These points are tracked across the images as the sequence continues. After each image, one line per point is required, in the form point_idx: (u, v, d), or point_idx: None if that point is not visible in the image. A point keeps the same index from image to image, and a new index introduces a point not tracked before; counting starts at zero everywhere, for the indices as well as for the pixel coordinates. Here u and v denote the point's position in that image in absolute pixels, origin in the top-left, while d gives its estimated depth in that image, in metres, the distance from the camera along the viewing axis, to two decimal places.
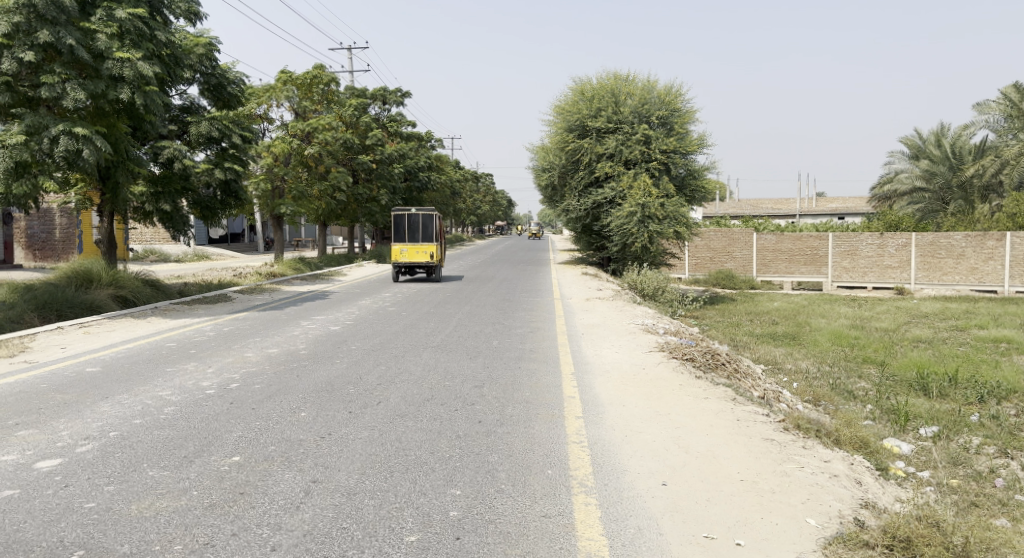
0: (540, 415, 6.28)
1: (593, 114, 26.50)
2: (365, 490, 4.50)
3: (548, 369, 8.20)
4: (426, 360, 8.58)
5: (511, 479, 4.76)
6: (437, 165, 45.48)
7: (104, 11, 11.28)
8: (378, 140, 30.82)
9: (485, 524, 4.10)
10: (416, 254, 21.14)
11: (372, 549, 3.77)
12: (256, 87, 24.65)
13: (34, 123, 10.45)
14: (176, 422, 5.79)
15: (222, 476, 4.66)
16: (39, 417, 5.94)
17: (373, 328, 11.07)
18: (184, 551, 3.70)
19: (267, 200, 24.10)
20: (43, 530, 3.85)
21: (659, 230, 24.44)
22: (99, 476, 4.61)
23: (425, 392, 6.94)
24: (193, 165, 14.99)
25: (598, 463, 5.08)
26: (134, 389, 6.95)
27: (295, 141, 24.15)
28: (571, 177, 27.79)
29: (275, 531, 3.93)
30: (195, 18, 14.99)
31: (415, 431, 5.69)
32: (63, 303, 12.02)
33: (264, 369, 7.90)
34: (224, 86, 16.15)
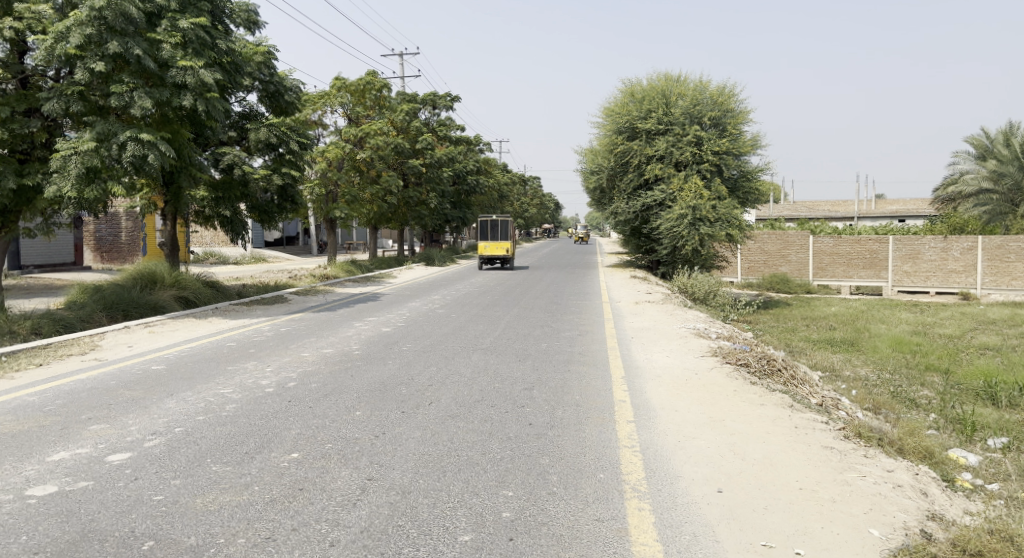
0: (591, 418, 6.26)
1: (642, 116, 26.26)
2: (419, 489, 4.57)
3: (598, 373, 8.17)
4: (476, 362, 8.65)
5: (563, 482, 4.75)
6: (485, 169, 45.77)
7: (169, 21, 11.77)
8: (428, 145, 31.19)
9: (538, 526, 4.11)
10: (497, 249, 30.06)
11: (427, 548, 3.82)
12: (311, 94, 25.26)
13: (103, 130, 10.98)
14: (237, 419, 5.98)
15: (282, 472, 4.79)
16: (110, 412, 6.21)
17: (424, 330, 11.23)
18: (247, 544, 3.82)
19: (322, 204, 24.66)
20: (116, 521, 4.02)
21: (710, 233, 24.00)
22: (167, 470, 4.80)
23: (476, 394, 6.99)
24: (252, 171, 15.47)
25: (651, 468, 5.04)
26: (197, 387, 7.21)
27: (348, 145, 24.63)
28: (620, 179, 27.63)
29: (333, 528, 4.02)
30: (254, 27, 15.47)
31: (466, 432, 5.74)
32: (130, 304, 12.54)
33: (319, 368, 8.10)
34: (281, 93, 16.58)
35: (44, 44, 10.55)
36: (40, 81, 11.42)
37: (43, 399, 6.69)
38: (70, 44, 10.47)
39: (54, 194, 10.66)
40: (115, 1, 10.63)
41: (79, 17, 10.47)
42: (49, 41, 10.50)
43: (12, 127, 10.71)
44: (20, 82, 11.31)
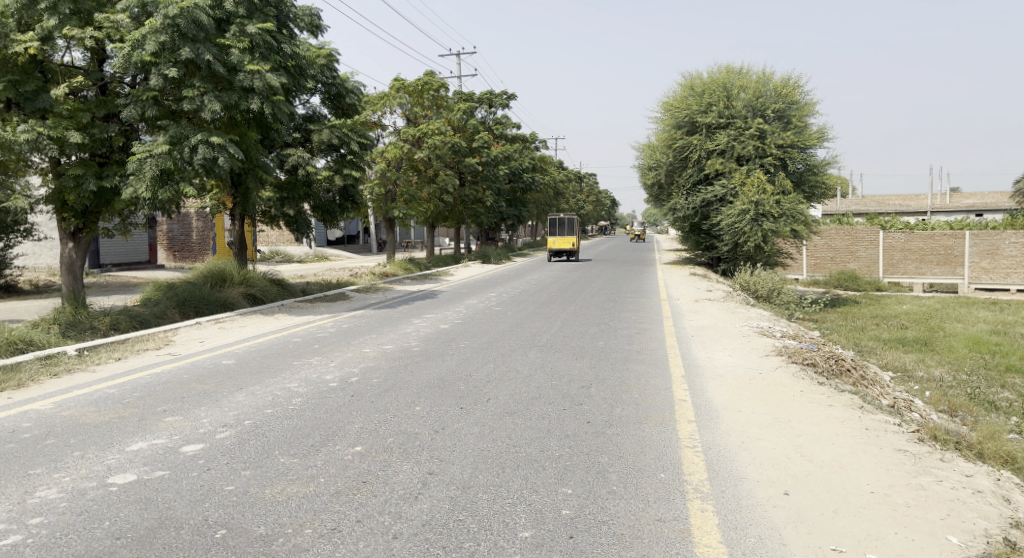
0: (650, 417, 6.18)
1: (702, 109, 25.73)
2: (479, 484, 4.60)
3: (657, 371, 8.07)
4: (533, 359, 8.65)
5: (623, 481, 4.71)
6: (541, 166, 45.79)
7: (237, 27, 12.21)
8: (485, 143, 31.35)
9: (598, 524, 4.09)
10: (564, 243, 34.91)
11: (487, 543, 3.85)
12: (370, 95, 25.70)
13: (176, 133, 11.47)
14: (304, 413, 6.16)
15: (347, 465, 4.91)
16: (185, 405, 6.47)
17: (481, 327, 11.30)
18: (314, 534, 3.93)
19: (381, 203, 25.10)
20: (190, 509, 4.19)
21: (774, 228, 23.46)
22: (237, 461, 4.98)
23: (534, 391, 6.99)
24: (315, 171, 15.88)
25: (713, 469, 4.94)
26: (266, 381, 7.44)
27: (406, 145, 24.96)
28: (679, 174, 27.20)
29: (396, 520, 4.09)
30: (317, 30, 15.88)
31: (524, 429, 5.75)
32: (202, 301, 13.05)
33: (380, 364, 8.25)
34: (343, 95, 16.95)
35: (121, 52, 10.95)
36: (118, 88, 11.85)
37: (123, 391, 7.04)
38: (145, 51, 10.90)
39: (131, 196, 11.05)
40: (187, 9, 11.06)
41: (153, 25, 10.90)
42: (126, 49, 10.93)
43: (92, 133, 11.14)
44: (100, 89, 11.77)
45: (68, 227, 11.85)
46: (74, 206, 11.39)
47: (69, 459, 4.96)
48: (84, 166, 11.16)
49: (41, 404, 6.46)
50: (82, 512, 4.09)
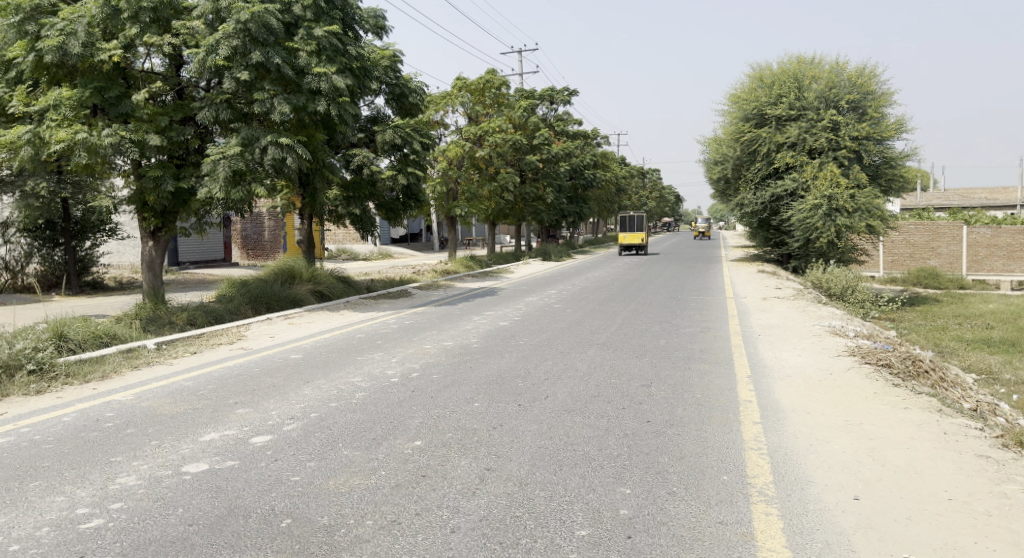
0: (713, 418, 6.03)
1: (772, 101, 24.96)
2: (536, 482, 4.59)
3: (721, 371, 7.88)
4: (592, 357, 8.59)
5: (684, 482, 4.61)
6: (602, 162, 45.43)
7: (305, 31, 12.58)
8: (546, 140, 31.24)
9: (658, 525, 4.02)
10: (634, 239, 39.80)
11: (544, 540, 3.84)
12: (433, 95, 26.00)
13: (247, 136, 11.91)
14: (366, 407, 6.30)
15: (407, 459, 4.99)
16: (255, 398, 6.71)
17: (540, 324, 11.28)
18: (375, 525, 4.01)
19: (443, 201, 25.40)
20: (258, 499, 4.33)
21: (848, 224, 22.56)
22: (302, 452, 5.13)
23: (592, 389, 6.93)
24: (380, 171, 16.21)
25: (780, 472, 4.78)
26: (331, 375, 7.66)
27: (468, 143, 25.15)
28: (747, 168, 26.50)
29: (454, 514, 4.13)
30: (381, 32, 16.19)
31: (583, 427, 5.71)
32: (272, 298, 13.50)
33: (441, 360, 8.35)
34: (406, 95, 17.21)
35: (197, 57, 11.41)
36: (194, 92, 12.37)
37: (198, 383, 7.35)
38: (219, 56, 11.32)
39: (206, 196, 11.53)
40: (257, 14, 11.44)
41: (226, 30, 11.30)
42: (201, 54, 11.38)
43: (170, 135, 11.66)
44: (177, 93, 12.31)
45: (149, 227, 12.47)
46: (154, 206, 11.97)
47: (148, 448, 5.21)
48: (163, 168, 11.70)
49: (122, 395, 6.80)
50: (160, 499, 4.29)
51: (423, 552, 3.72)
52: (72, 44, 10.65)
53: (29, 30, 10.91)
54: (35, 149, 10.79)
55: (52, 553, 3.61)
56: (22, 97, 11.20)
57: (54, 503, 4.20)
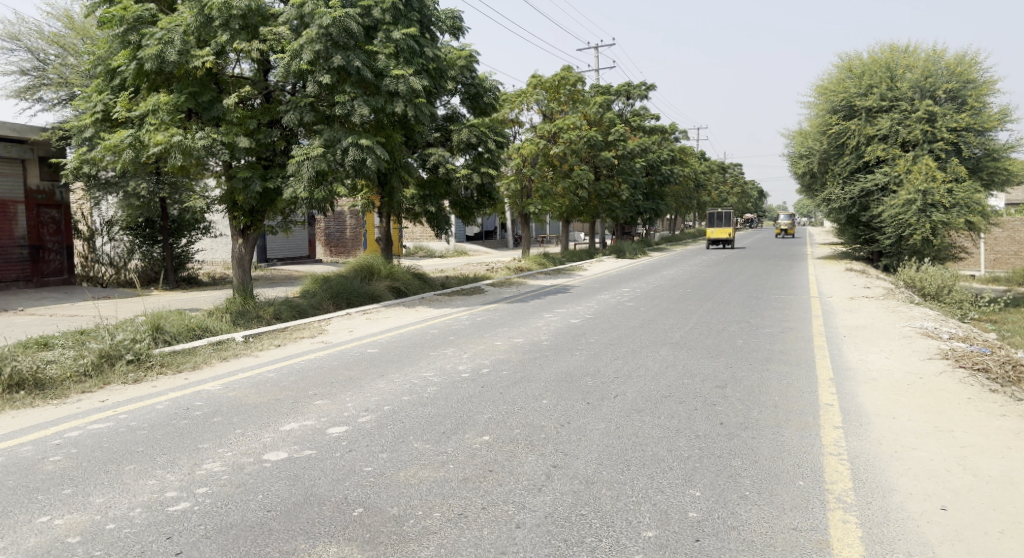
0: (790, 421, 5.82)
1: (862, 92, 23.77)
2: (603, 480, 4.57)
3: (800, 373, 7.59)
4: (664, 356, 8.45)
5: (757, 486, 4.47)
6: (680, 158, 44.54)
7: (383, 33, 12.90)
8: (621, 136, 30.84)
9: (728, 529, 3.92)
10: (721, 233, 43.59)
11: (609, 540, 3.82)
12: (508, 94, 26.11)
13: (329, 138, 12.35)
14: (438, 401, 6.43)
15: (475, 453, 5.06)
16: (333, 390, 6.96)
17: (612, 323, 11.19)
18: (442, 517, 4.09)
19: (517, 199, 25.52)
20: (333, 487, 4.51)
21: (945, 220, 21.29)
22: (375, 444, 5.29)
23: (663, 389, 6.83)
24: (454, 169, 16.47)
25: (861, 479, 4.57)
26: (404, 369, 7.86)
27: (542, 141, 25.19)
28: (834, 162, 25.36)
29: (520, 510, 4.16)
30: (458, 32, 16.43)
31: (652, 427, 5.64)
32: (352, 293, 13.94)
33: (511, 357, 8.42)
34: (481, 94, 17.38)
35: (283, 62, 11.88)
36: (280, 96, 12.91)
37: (280, 375, 7.70)
38: (302, 61, 11.75)
39: (291, 196, 12.04)
40: (338, 19, 11.80)
41: (309, 35, 11.71)
42: (286, 59, 11.84)
43: (258, 138, 12.24)
44: (265, 97, 12.87)
45: (239, 225, 13.11)
46: (243, 205, 12.58)
47: (233, 436, 5.50)
48: (251, 169, 12.28)
49: (211, 385, 7.19)
50: (241, 485, 4.53)
51: (488, 546, 3.76)
52: (169, 53, 11.30)
53: (131, 40, 11.67)
54: (136, 152, 11.52)
55: (143, 533, 3.87)
56: (124, 103, 11.97)
57: (146, 486, 4.49)
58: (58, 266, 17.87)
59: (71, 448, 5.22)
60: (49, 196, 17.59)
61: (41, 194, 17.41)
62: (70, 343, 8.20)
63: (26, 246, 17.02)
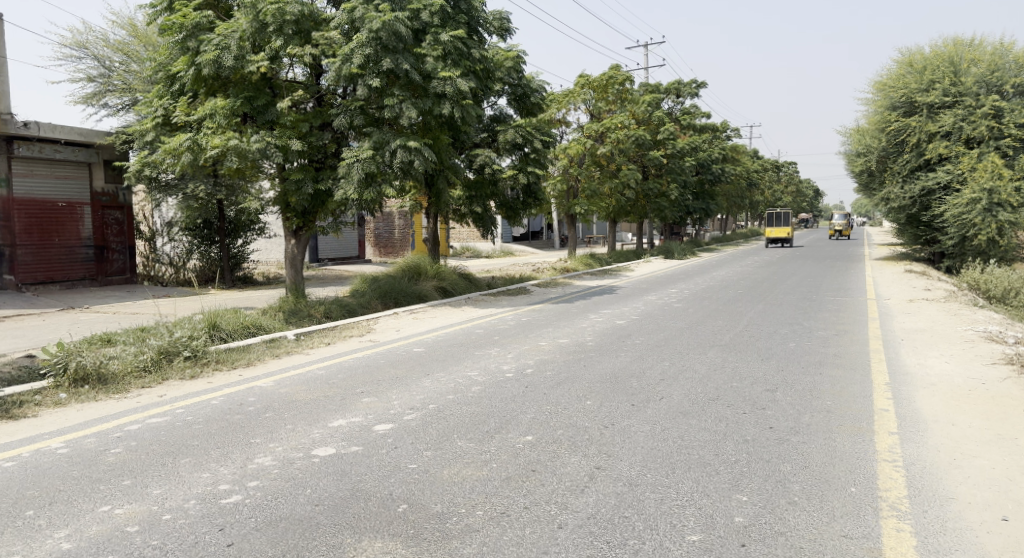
0: (843, 426, 5.66)
1: (924, 88, 22.88)
2: (647, 483, 4.53)
3: (855, 378, 7.37)
4: (712, 358, 8.32)
5: (807, 492, 4.36)
6: (732, 157, 43.76)
7: (431, 36, 13.02)
8: (670, 135, 30.48)
9: (775, 535, 3.84)
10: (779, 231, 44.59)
11: (652, 543, 3.78)
12: (556, 94, 26.07)
13: (379, 139, 12.53)
14: (482, 400, 6.47)
15: (517, 453, 5.08)
16: (379, 388, 7.07)
17: (659, 324, 11.07)
18: (485, 516, 4.11)
19: (563, 199, 25.44)
20: (379, 483, 4.58)
21: (1013, 221, 20.28)
22: (420, 442, 5.36)
23: (711, 392, 6.72)
24: (501, 170, 16.54)
25: (917, 486, 4.42)
26: (450, 368, 7.94)
27: (590, 141, 25.11)
28: (893, 160, 24.55)
29: (562, 510, 4.16)
30: (505, 34, 16.50)
31: (698, 430, 5.55)
32: (400, 292, 14.13)
33: (556, 357, 8.41)
34: (528, 95, 17.39)
35: (334, 66, 12.12)
36: (331, 99, 13.17)
37: (329, 372, 7.87)
38: (353, 64, 11.96)
39: (341, 197, 12.28)
40: (387, 23, 11.96)
41: (360, 39, 11.92)
42: (337, 63, 12.06)
43: (310, 140, 12.51)
44: (316, 100, 13.16)
45: (291, 226, 13.44)
46: (296, 207, 12.88)
47: (284, 431, 5.65)
48: (303, 171, 12.58)
49: (263, 382, 7.40)
50: (291, 479, 4.64)
51: (530, 546, 3.77)
52: (225, 58, 11.66)
53: (190, 46, 12.09)
54: (195, 155, 11.93)
55: (197, 524, 4.00)
56: (184, 107, 12.41)
57: (201, 478, 4.65)
58: (121, 265, 18.62)
59: (131, 441, 5.45)
60: (113, 198, 18.36)
61: (106, 196, 18.19)
62: (132, 340, 8.56)
63: (92, 246, 17.81)
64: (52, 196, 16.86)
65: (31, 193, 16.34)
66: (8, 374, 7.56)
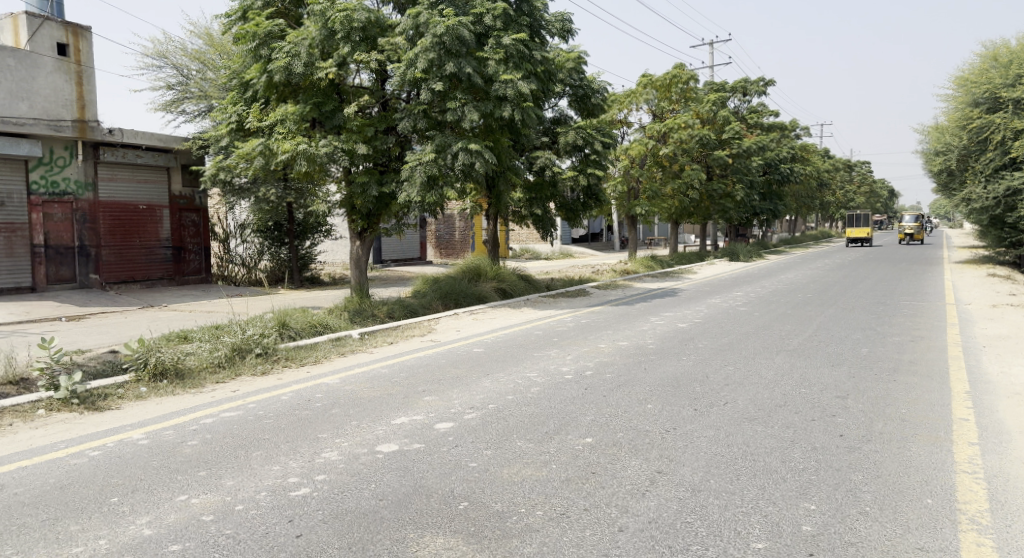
0: (919, 436, 5.42)
1: (1010, 83, 21.68)
2: (710, 489, 4.45)
3: (932, 386, 7.04)
4: (779, 364, 8.10)
5: (879, 503, 4.20)
6: (801, 156, 42.56)
7: (494, 39, 13.14)
8: (736, 134, 29.87)
9: (845, 546, 3.72)
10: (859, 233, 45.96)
11: (716, 549, 3.72)
12: (617, 94, 25.87)
13: (441, 142, 12.70)
14: (541, 401, 6.50)
15: (577, 455, 5.07)
16: (440, 387, 7.18)
17: (723, 327, 10.85)
18: (545, 516, 4.13)
19: (624, 201, 25.24)
20: (441, 480, 4.66)
21: None
22: (480, 441, 5.41)
23: (778, 398, 6.55)
24: (561, 172, 16.54)
25: (1000, 500, 4.20)
26: (509, 368, 8.00)
27: (652, 142, 24.86)
28: (976, 159, 23.35)
29: (623, 513, 4.13)
30: (567, 35, 16.49)
31: (764, 437, 5.42)
32: (460, 293, 14.30)
33: (616, 360, 8.36)
34: (589, 96, 17.30)
35: (399, 71, 12.35)
36: (396, 104, 13.43)
37: (392, 371, 8.04)
38: (417, 69, 12.14)
39: (405, 200, 12.51)
40: (451, 27, 12.13)
41: (424, 44, 12.09)
42: (402, 68, 12.28)
43: (376, 144, 12.79)
44: (381, 105, 13.47)
45: (356, 228, 13.77)
46: (361, 209, 13.19)
47: (349, 427, 5.81)
48: (368, 175, 12.89)
49: (330, 379, 7.62)
50: (356, 474, 4.77)
51: (590, 547, 3.76)
52: (296, 65, 12.08)
53: (263, 54, 12.51)
54: (266, 159, 12.37)
55: (268, 515, 4.16)
56: (256, 113, 12.87)
57: (271, 471, 4.83)
58: (197, 265, 19.45)
59: (206, 433, 5.70)
60: (190, 201, 19.22)
61: (183, 199, 19.05)
62: (207, 336, 8.95)
63: (170, 247, 18.69)
64: (133, 199, 17.76)
65: (114, 196, 17.26)
66: (94, 368, 8.02)
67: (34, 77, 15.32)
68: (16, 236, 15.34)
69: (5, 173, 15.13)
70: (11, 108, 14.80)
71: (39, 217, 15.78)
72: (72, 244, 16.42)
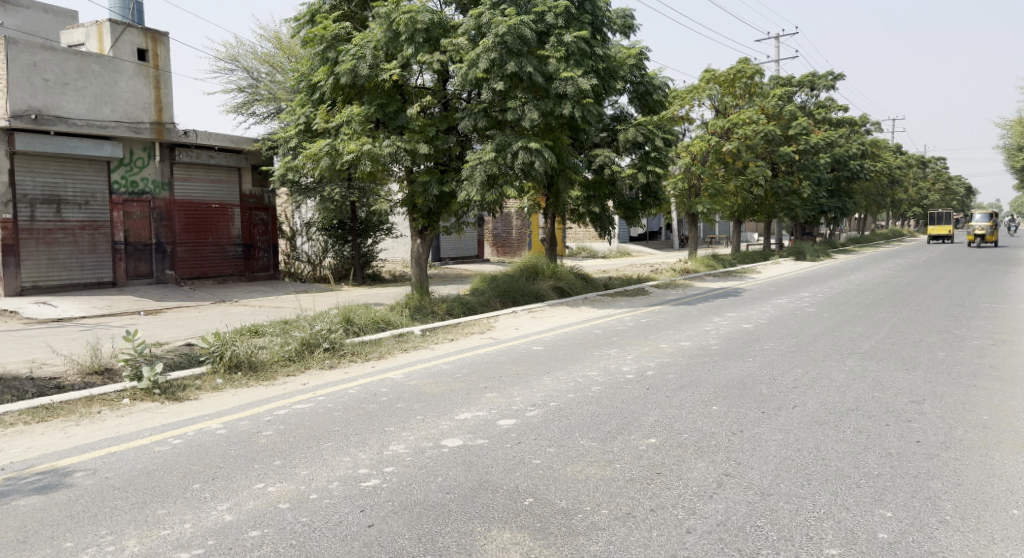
0: (1003, 444, 5.17)
1: None
2: (780, 493, 4.36)
3: (1017, 392, 6.70)
4: (849, 366, 7.85)
5: (961, 511, 4.05)
6: (872, 151, 40.96)
7: (555, 38, 13.13)
8: (802, 130, 29.01)
9: (925, 554, 3.60)
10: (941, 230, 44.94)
11: (789, 553, 3.66)
12: (679, 90, 25.43)
13: (501, 141, 12.76)
14: (602, 400, 6.48)
15: (641, 455, 5.05)
16: (501, 384, 7.24)
17: (790, 329, 10.56)
18: (610, 515, 4.13)
19: (685, 198, 24.89)
20: (506, 476, 4.71)
21: None
22: (543, 438, 5.44)
23: (850, 402, 6.35)
24: (620, 170, 16.39)
25: None
26: (570, 366, 8.02)
27: (714, 138, 24.36)
28: None
29: (690, 515, 4.10)
30: (629, 31, 16.36)
31: (835, 441, 5.27)
32: (519, 291, 14.36)
33: (678, 360, 8.26)
34: (650, 92, 17.10)
35: (461, 71, 12.46)
36: (457, 104, 13.57)
37: (454, 367, 8.15)
38: (478, 68, 12.21)
39: (464, 198, 12.61)
40: (512, 27, 12.21)
41: (486, 44, 12.15)
42: (464, 68, 12.37)
43: (437, 144, 12.95)
44: (443, 105, 13.63)
45: (417, 226, 13.99)
46: (422, 207, 13.38)
47: (415, 421, 5.93)
48: (430, 174, 13.08)
49: (394, 374, 7.77)
50: (423, 467, 4.87)
51: (657, 547, 3.75)
52: (361, 67, 12.34)
53: (330, 56, 12.83)
54: (332, 159, 12.69)
55: (340, 504, 4.28)
56: (324, 115, 13.21)
57: (342, 462, 4.98)
58: (265, 262, 20.09)
59: (280, 424, 5.91)
60: (259, 199, 19.87)
61: (253, 199, 19.71)
62: (277, 331, 9.26)
63: (240, 245, 19.36)
64: (206, 198, 18.47)
65: (188, 195, 18.00)
66: (173, 360, 8.41)
67: (117, 81, 16.15)
68: (98, 233, 16.16)
69: (89, 174, 15.95)
70: (95, 111, 15.67)
71: (119, 215, 16.55)
72: (149, 241, 17.15)
